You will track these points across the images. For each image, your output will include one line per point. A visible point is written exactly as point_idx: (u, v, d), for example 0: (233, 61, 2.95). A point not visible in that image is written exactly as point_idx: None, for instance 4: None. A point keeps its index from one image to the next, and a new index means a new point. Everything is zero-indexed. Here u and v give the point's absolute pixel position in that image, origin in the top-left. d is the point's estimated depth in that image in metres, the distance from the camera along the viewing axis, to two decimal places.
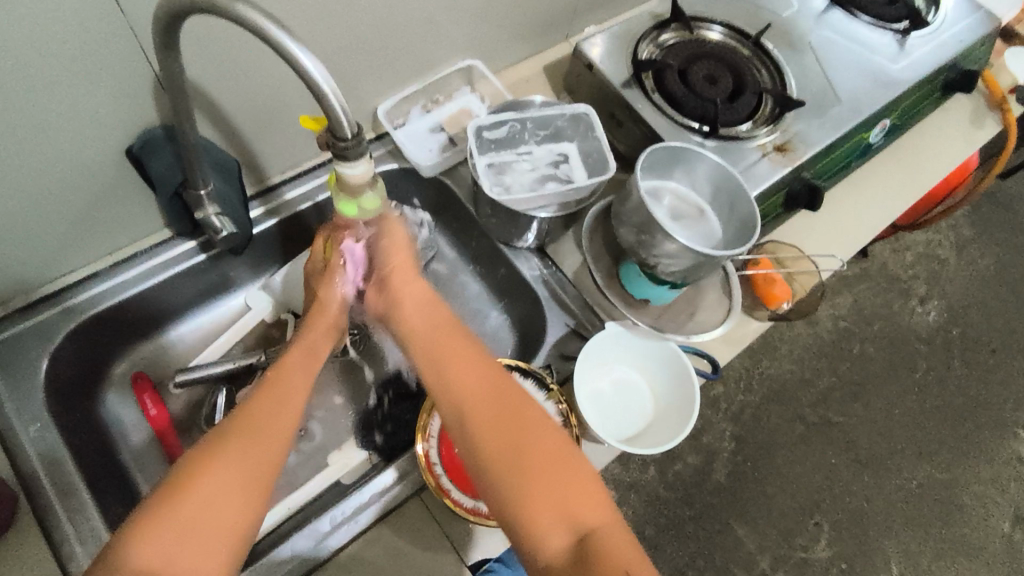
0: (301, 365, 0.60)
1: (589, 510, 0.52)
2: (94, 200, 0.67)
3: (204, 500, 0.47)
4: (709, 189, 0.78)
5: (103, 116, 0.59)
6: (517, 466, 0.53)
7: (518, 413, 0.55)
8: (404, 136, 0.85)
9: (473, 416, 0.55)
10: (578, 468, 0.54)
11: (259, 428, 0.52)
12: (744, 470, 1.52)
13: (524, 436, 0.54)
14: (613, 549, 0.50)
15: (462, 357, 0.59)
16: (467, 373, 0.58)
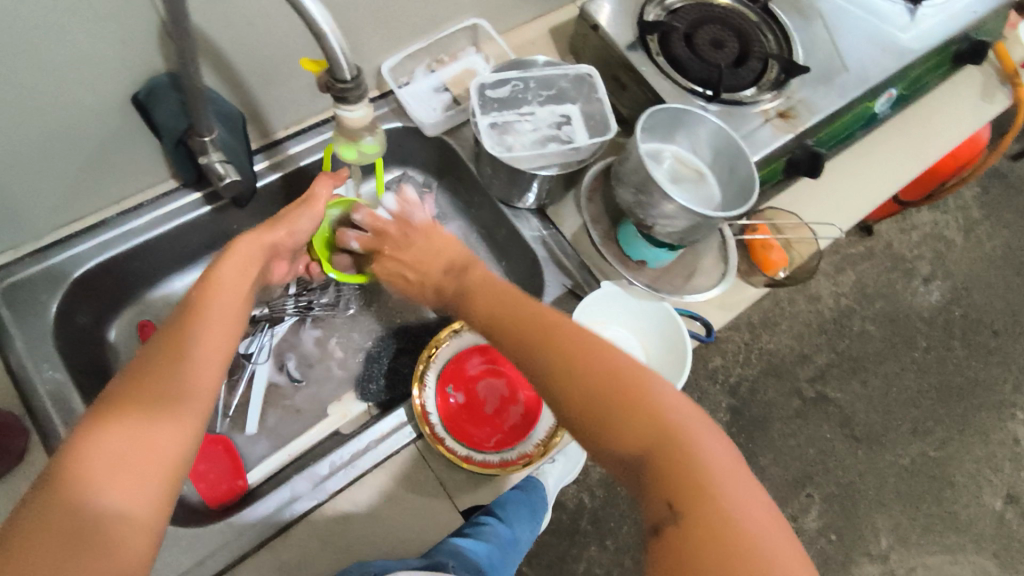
0: (235, 286, 0.57)
1: (662, 405, 0.49)
2: (101, 147, 0.68)
3: (134, 427, 0.45)
4: (709, 153, 0.78)
5: (109, 61, 0.60)
6: (603, 403, 0.49)
7: (598, 355, 0.52)
8: (408, 94, 0.85)
9: (545, 344, 0.54)
10: (652, 393, 0.50)
11: (188, 350, 0.50)
12: (739, 441, 1.54)
13: (608, 386, 0.50)
14: (678, 469, 0.46)
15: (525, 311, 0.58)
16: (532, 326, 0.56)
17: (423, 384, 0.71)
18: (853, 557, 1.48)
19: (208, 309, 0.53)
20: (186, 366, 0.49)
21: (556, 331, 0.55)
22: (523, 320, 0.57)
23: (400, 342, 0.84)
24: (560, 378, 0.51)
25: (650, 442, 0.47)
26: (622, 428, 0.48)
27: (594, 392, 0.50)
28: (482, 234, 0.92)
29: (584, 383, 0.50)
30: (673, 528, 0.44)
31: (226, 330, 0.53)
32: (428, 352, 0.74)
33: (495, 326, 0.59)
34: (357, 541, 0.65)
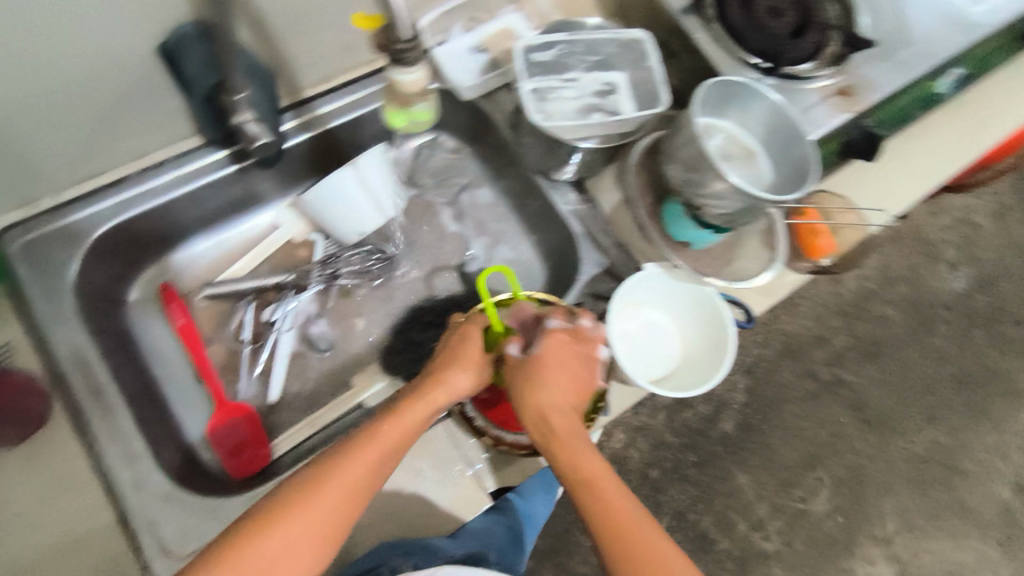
0: (400, 432, 0.56)
1: None
2: (123, 99, 0.64)
3: (263, 560, 0.49)
4: (763, 130, 0.74)
5: (133, 3, 0.55)
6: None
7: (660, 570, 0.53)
8: (444, 54, 0.80)
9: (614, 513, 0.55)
10: None
11: (332, 489, 0.52)
12: (752, 421, 1.53)
13: None
14: None
15: (608, 476, 0.57)
16: (616, 502, 0.56)
17: None
18: (858, 539, 1.49)
19: (387, 436, 0.55)
20: (341, 496, 0.52)
21: (619, 508, 0.55)
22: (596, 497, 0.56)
23: (427, 316, 0.81)
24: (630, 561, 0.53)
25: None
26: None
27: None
28: (514, 206, 0.89)
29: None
30: None
31: (376, 480, 0.54)
32: None
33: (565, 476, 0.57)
34: (383, 519, 0.64)
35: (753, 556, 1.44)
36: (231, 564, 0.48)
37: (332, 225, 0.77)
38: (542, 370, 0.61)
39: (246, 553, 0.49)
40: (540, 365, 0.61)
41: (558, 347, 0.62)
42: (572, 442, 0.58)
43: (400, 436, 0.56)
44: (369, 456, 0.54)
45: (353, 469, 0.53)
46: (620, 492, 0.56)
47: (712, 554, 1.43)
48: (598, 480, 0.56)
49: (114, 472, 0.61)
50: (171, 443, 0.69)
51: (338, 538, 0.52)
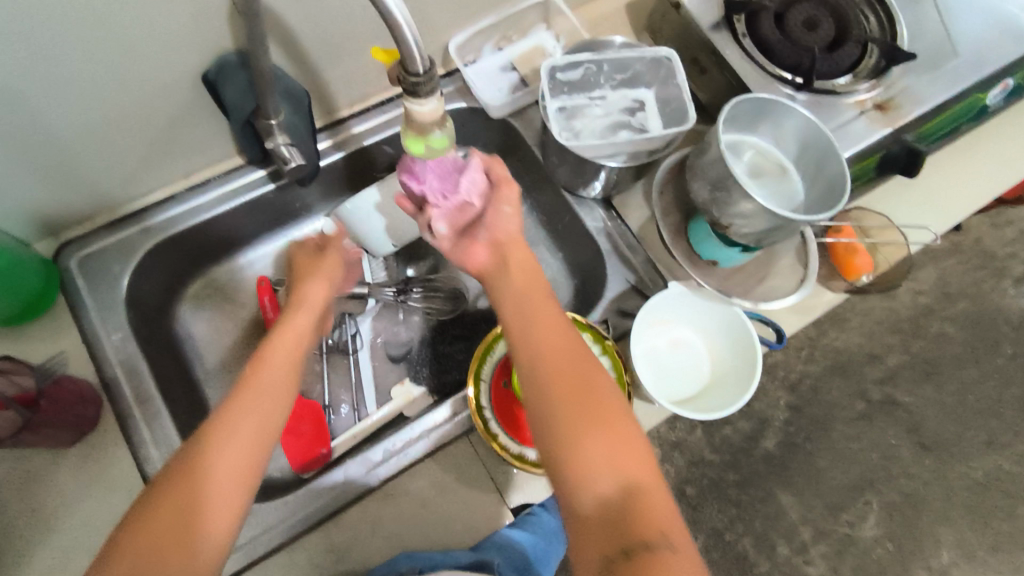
0: (290, 338, 0.59)
1: (637, 464, 0.49)
2: (170, 123, 0.68)
3: (214, 461, 0.48)
4: (796, 146, 0.72)
5: (178, 36, 0.59)
6: (598, 453, 0.49)
7: (623, 456, 0.49)
8: (475, 73, 0.83)
9: (553, 367, 0.52)
10: (646, 460, 0.50)
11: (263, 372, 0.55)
12: (796, 440, 1.46)
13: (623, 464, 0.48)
14: (651, 511, 0.47)
15: (555, 339, 0.54)
16: (565, 376, 0.52)
17: (478, 378, 0.69)
18: (909, 568, 1.42)
19: (294, 324, 0.61)
20: (279, 377, 0.55)
21: (558, 359, 0.53)
22: (554, 351, 0.53)
23: (456, 329, 0.84)
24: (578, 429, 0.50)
25: (635, 491, 0.47)
26: (597, 471, 0.48)
27: (591, 444, 0.49)
28: (544, 221, 0.89)
29: (568, 419, 0.50)
30: (671, 553, 0.44)
31: (287, 381, 0.55)
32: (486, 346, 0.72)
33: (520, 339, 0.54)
34: (406, 530, 0.65)
35: None
36: (174, 475, 0.47)
37: (366, 237, 0.82)
38: (513, 259, 0.60)
39: (204, 459, 0.48)
40: (517, 261, 0.60)
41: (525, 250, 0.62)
42: (543, 310, 0.56)
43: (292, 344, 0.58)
44: (284, 349, 0.58)
45: (272, 358, 0.56)
46: (568, 346, 0.54)
47: None
48: (575, 360, 0.53)
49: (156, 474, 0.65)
50: None
51: (266, 445, 0.51)
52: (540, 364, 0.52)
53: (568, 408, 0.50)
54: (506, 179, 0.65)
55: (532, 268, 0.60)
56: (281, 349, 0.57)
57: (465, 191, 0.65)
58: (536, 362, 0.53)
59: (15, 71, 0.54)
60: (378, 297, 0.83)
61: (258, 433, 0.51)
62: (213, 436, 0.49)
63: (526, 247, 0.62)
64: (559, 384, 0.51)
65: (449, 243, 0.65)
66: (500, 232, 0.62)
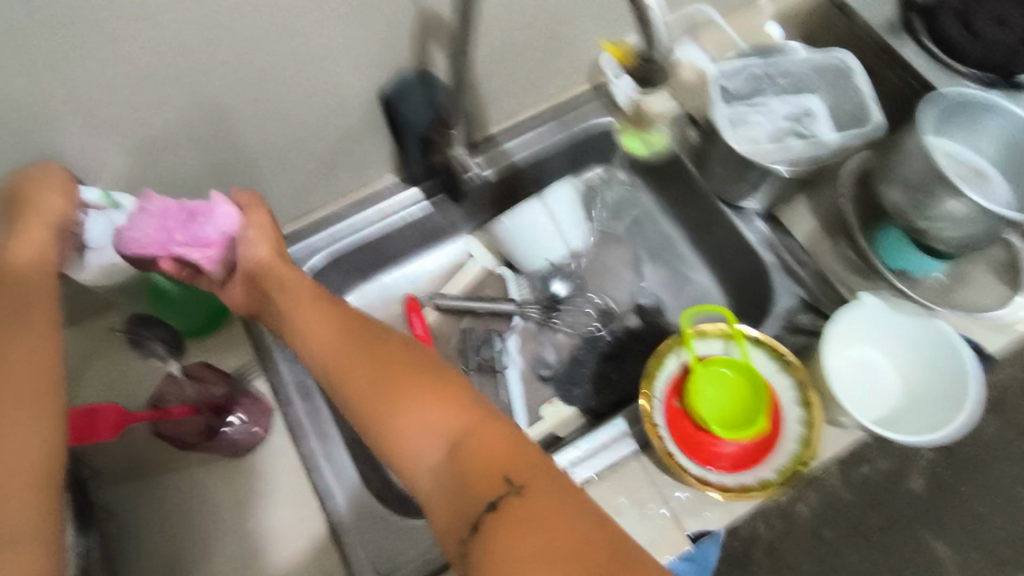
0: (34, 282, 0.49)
1: (431, 406, 0.46)
2: (343, 141, 0.71)
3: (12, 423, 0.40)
4: (994, 147, 0.66)
5: (369, 51, 0.61)
6: (407, 424, 0.46)
7: (414, 402, 0.46)
8: (624, 87, 0.79)
9: (319, 342, 0.53)
10: (437, 377, 0.48)
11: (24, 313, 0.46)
12: (946, 480, 1.33)
13: (365, 363, 0.49)
14: (482, 448, 0.44)
15: (311, 316, 0.55)
16: (325, 329, 0.54)
17: (651, 393, 0.64)
18: None
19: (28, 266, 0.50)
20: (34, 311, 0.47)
21: (310, 328, 0.54)
22: (321, 328, 0.54)
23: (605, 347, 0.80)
24: (387, 399, 0.47)
25: (461, 446, 0.44)
26: (417, 442, 0.45)
27: (401, 413, 0.46)
28: (692, 237, 0.86)
29: (370, 393, 0.48)
30: (514, 500, 0.41)
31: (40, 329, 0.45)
32: (658, 360, 0.66)
33: (291, 320, 0.56)
34: None
35: None
36: None
37: (523, 254, 0.79)
38: (243, 243, 0.60)
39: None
40: (297, 278, 0.59)
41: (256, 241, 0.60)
42: (338, 311, 0.55)
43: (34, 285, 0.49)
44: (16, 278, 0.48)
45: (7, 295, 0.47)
46: (328, 314, 0.55)
47: None
48: (354, 329, 0.53)
49: (327, 484, 0.65)
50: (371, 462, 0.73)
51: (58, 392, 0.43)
52: (311, 345, 0.54)
53: (372, 372, 0.49)
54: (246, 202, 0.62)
55: (287, 271, 0.59)
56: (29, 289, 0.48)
57: (223, 231, 0.60)
58: (310, 347, 0.54)
59: (224, 88, 0.57)
60: (522, 315, 0.82)
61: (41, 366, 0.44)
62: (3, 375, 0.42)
63: (286, 265, 0.60)
64: (365, 381, 0.48)
65: (227, 293, 0.62)
66: (258, 237, 0.60)
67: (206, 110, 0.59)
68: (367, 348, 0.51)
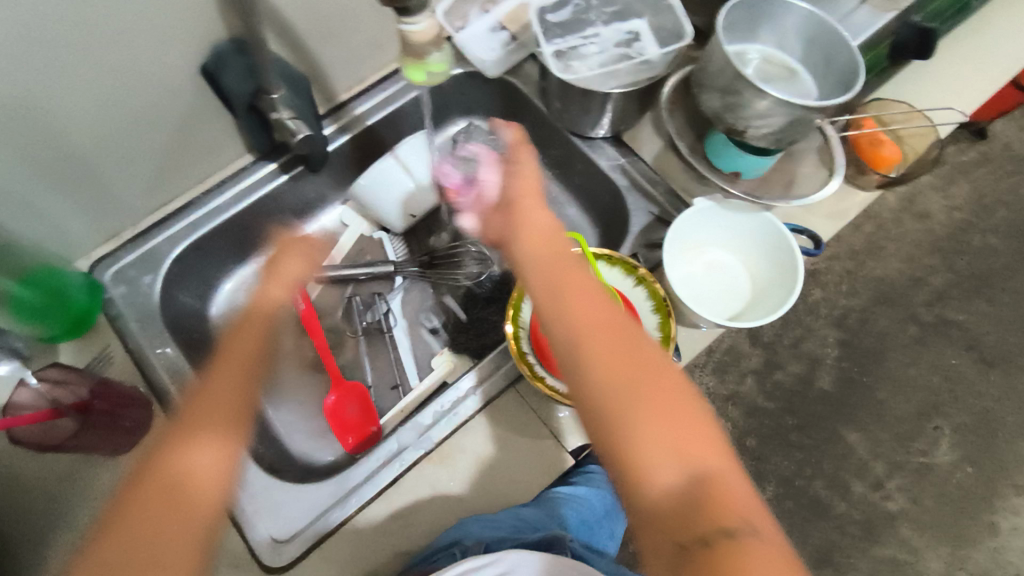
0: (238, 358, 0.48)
1: (698, 452, 0.43)
2: (178, 126, 0.69)
3: (199, 462, 0.42)
4: (801, 45, 0.70)
5: (176, 29, 0.60)
6: (659, 439, 0.42)
7: (687, 423, 0.43)
8: (467, 38, 0.80)
9: (584, 323, 0.46)
10: (677, 394, 0.45)
11: (216, 401, 0.45)
12: (853, 375, 1.41)
13: (659, 390, 0.44)
14: (726, 494, 0.41)
15: (585, 299, 0.48)
16: (601, 327, 0.46)
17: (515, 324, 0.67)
18: (996, 489, 1.36)
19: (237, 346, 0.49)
20: (234, 374, 0.47)
21: (586, 310, 0.47)
22: (585, 313, 0.47)
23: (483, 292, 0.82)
24: (614, 421, 0.43)
25: (708, 480, 0.41)
26: (658, 462, 0.42)
27: (636, 425, 0.43)
28: (557, 174, 0.88)
29: (623, 397, 0.44)
30: (724, 540, 0.39)
31: (234, 380, 0.46)
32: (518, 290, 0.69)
33: (555, 282, 0.49)
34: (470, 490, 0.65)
35: (877, 519, 1.33)
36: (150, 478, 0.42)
37: (384, 209, 0.81)
38: (524, 201, 0.56)
39: (168, 464, 0.42)
40: (527, 218, 0.54)
41: (530, 208, 0.55)
42: (588, 284, 0.49)
43: (235, 364, 0.48)
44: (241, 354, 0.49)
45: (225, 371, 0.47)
46: (598, 295, 0.49)
47: (830, 521, 1.32)
48: (621, 330, 0.47)
49: None
50: (265, 439, 0.73)
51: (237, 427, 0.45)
52: (570, 333, 0.46)
53: (608, 365, 0.45)
54: (523, 141, 0.61)
55: (563, 249, 0.52)
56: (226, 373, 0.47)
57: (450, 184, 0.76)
58: (569, 334, 0.46)
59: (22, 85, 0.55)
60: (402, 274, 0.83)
61: (223, 420, 0.45)
62: (187, 425, 0.44)
63: (541, 209, 0.55)
64: (610, 388, 0.44)
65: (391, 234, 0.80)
66: (516, 183, 0.58)
67: (14, 114, 0.56)
68: (633, 352, 0.45)
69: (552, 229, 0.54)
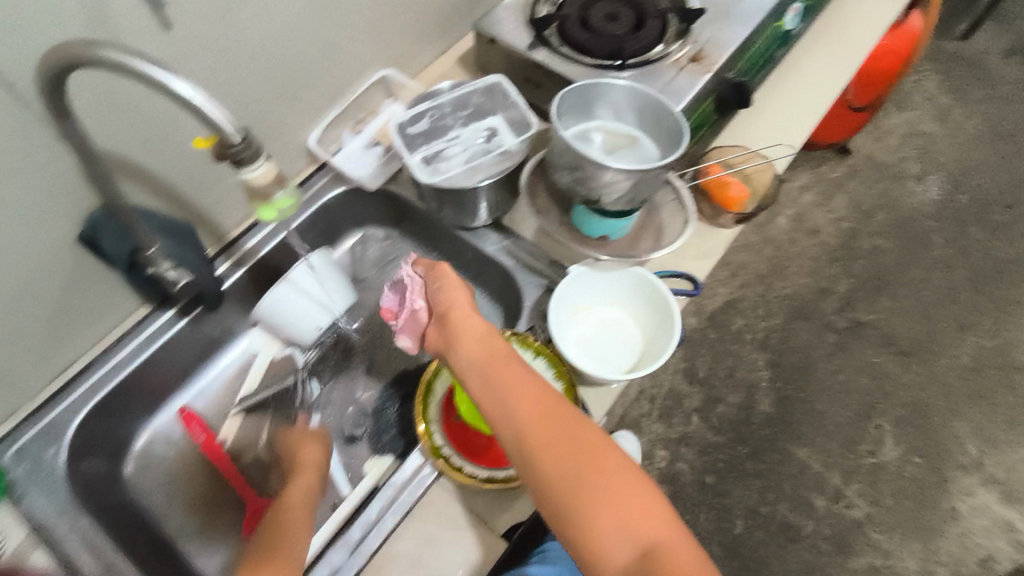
0: (290, 527, 0.64)
1: (654, 523, 0.51)
2: (64, 297, 0.70)
3: None
4: (633, 116, 0.79)
5: (45, 204, 0.62)
6: (606, 519, 0.51)
7: (638, 502, 0.52)
8: (343, 158, 0.87)
9: (529, 420, 0.55)
10: (630, 470, 0.53)
11: (285, 536, 0.63)
12: (788, 393, 1.47)
13: (603, 459, 0.53)
14: (682, 563, 0.49)
15: (532, 403, 0.56)
16: (533, 400, 0.57)
17: (426, 420, 0.70)
18: (947, 475, 1.40)
19: (284, 519, 0.65)
20: (276, 562, 0.59)
21: (529, 403, 0.56)
22: (525, 402, 0.56)
23: (400, 389, 0.84)
24: (573, 503, 0.51)
25: (656, 554, 0.49)
26: (613, 543, 0.50)
27: (595, 508, 0.51)
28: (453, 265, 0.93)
29: (569, 482, 0.52)
30: None
31: (298, 531, 0.64)
32: (424, 387, 0.73)
33: (490, 381, 0.59)
34: None
35: (846, 530, 1.34)
36: None
37: (292, 331, 0.83)
38: (451, 316, 0.66)
39: None
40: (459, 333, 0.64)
41: (464, 320, 0.65)
42: (520, 380, 0.58)
43: (297, 518, 0.66)
44: (289, 516, 0.66)
45: (283, 520, 0.65)
46: (531, 387, 0.57)
47: (802, 542, 1.33)
48: (557, 420, 0.55)
49: None
50: None
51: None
52: (515, 421, 0.56)
53: (557, 458, 0.53)
54: (437, 263, 0.72)
55: (499, 346, 0.62)
56: (286, 521, 0.65)
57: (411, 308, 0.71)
58: (514, 422, 0.56)
59: None
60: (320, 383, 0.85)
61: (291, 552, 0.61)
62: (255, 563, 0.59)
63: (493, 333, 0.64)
64: (569, 467, 0.53)
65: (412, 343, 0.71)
66: (449, 298, 0.67)
67: None
68: (567, 431, 0.54)
69: (489, 331, 0.64)
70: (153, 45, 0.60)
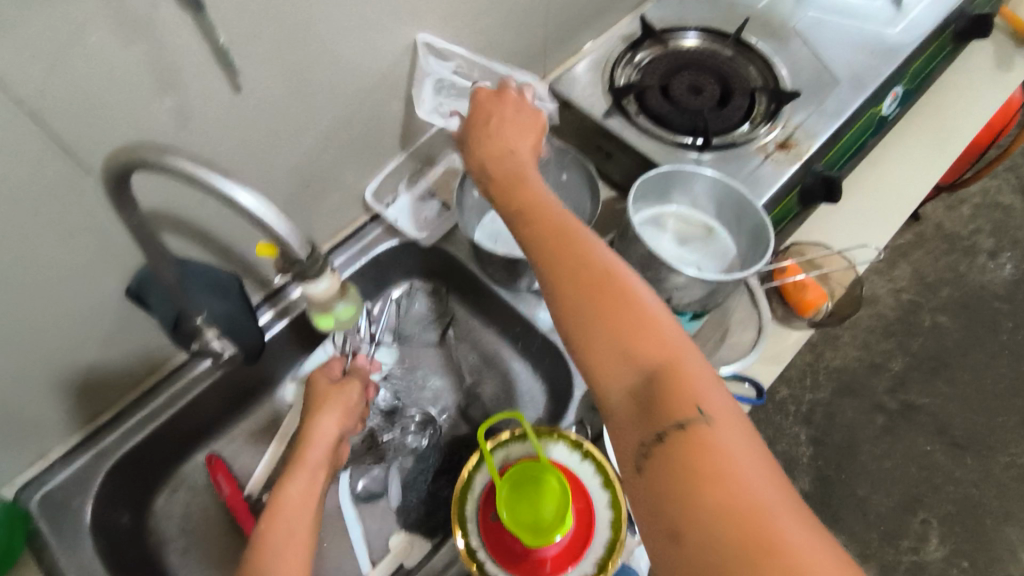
0: (314, 469, 0.62)
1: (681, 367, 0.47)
2: (106, 347, 0.68)
3: (278, 552, 0.54)
4: (712, 206, 0.74)
5: (92, 261, 0.59)
6: (615, 361, 0.48)
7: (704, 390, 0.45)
8: (400, 210, 0.85)
9: (571, 270, 0.52)
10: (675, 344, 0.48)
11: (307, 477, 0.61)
12: (829, 474, 1.39)
13: (641, 328, 0.48)
14: (685, 386, 0.45)
15: (584, 264, 0.52)
16: (575, 252, 0.53)
17: (462, 519, 0.65)
18: None
19: (306, 456, 0.63)
20: (299, 507, 0.58)
21: (581, 255, 0.53)
22: (569, 251, 0.53)
23: (433, 463, 0.79)
24: (592, 343, 0.49)
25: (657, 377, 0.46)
26: (615, 367, 0.48)
27: (616, 368, 0.48)
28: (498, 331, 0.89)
29: (592, 316, 0.50)
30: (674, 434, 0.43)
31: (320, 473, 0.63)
32: (462, 479, 0.68)
33: (536, 226, 0.56)
34: None
35: None
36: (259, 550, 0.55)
37: None
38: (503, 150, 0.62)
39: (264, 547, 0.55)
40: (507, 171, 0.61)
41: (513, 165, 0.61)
42: (567, 232, 0.55)
43: (318, 454, 0.64)
44: (310, 455, 0.64)
45: (306, 454, 0.63)
46: (575, 238, 0.54)
47: None
48: (605, 277, 0.51)
49: None
50: None
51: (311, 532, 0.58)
52: (552, 268, 0.53)
53: (590, 304, 0.50)
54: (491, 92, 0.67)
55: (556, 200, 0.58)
56: (311, 461, 0.63)
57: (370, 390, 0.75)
58: (550, 267, 0.53)
59: None
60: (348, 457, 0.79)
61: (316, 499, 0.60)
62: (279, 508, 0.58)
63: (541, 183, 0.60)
64: (603, 325, 0.49)
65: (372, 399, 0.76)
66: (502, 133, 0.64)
67: None
68: (610, 287, 0.50)
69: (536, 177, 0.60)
70: (219, 109, 0.57)
